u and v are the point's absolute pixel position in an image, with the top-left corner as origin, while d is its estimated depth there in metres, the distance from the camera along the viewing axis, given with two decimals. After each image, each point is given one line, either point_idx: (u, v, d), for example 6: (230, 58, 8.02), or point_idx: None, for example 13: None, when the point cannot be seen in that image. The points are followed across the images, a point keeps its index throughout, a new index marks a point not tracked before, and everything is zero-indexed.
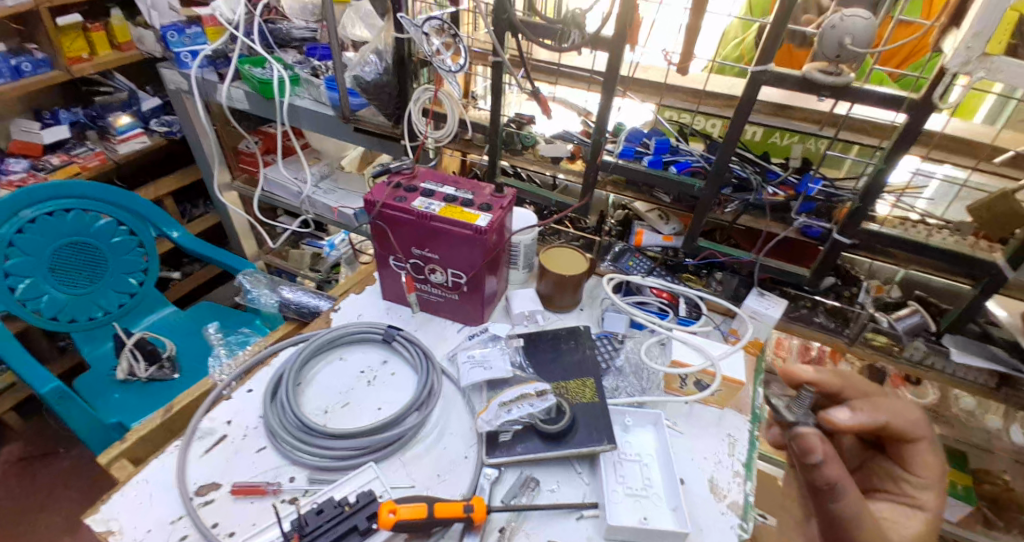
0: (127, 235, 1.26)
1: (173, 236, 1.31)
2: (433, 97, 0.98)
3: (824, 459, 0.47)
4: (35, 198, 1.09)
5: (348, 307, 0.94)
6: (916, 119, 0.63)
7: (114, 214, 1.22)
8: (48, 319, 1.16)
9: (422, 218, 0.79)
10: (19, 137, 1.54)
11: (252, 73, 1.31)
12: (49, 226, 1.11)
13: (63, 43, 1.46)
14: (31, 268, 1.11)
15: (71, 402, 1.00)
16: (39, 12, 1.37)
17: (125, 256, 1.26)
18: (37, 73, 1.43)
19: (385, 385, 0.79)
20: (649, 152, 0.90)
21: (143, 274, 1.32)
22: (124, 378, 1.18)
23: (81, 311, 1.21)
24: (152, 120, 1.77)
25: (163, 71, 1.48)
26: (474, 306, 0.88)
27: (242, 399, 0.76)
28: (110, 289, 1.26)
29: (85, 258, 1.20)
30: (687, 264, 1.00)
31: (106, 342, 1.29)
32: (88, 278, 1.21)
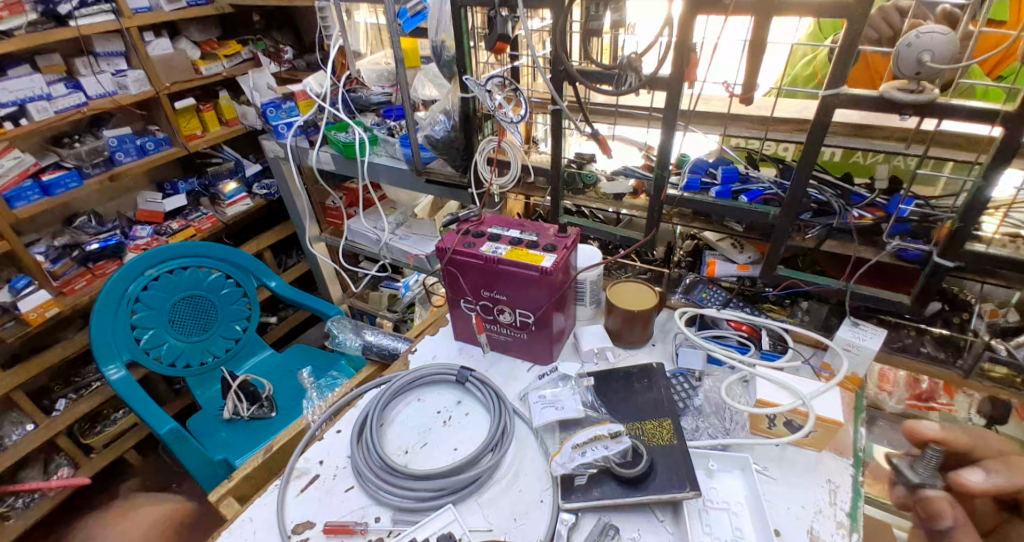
0: (233, 286, 1.43)
1: (271, 286, 1.46)
2: (497, 147, 1.04)
3: (955, 525, 0.58)
4: (158, 259, 1.27)
5: (422, 348, 0.99)
6: (1014, 131, 0.58)
7: (222, 269, 1.40)
8: (168, 364, 1.32)
9: (489, 262, 0.83)
10: (145, 206, 1.80)
11: (337, 138, 1.46)
12: (171, 283, 1.29)
13: (180, 122, 1.73)
14: (155, 319, 1.28)
15: (184, 443, 1.14)
16: (161, 99, 1.63)
17: (231, 304, 1.43)
18: (157, 150, 1.70)
19: (460, 426, 0.81)
20: (716, 183, 0.88)
21: (246, 320, 1.47)
22: (229, 416, 1.32)
23: (196, 356, 1.38)
24: (254, 184, 2.02)
25: (264, 142, 1.69)
26: (543, 345, 0.89)
27: (332, 439, 0.81)
28: (219, 336, 1.42)
29: (198, 309, 1.37)
30: (768, 294, 0.95)
31: (216, 384, 1.44)
32: (202, 326, 1.38)
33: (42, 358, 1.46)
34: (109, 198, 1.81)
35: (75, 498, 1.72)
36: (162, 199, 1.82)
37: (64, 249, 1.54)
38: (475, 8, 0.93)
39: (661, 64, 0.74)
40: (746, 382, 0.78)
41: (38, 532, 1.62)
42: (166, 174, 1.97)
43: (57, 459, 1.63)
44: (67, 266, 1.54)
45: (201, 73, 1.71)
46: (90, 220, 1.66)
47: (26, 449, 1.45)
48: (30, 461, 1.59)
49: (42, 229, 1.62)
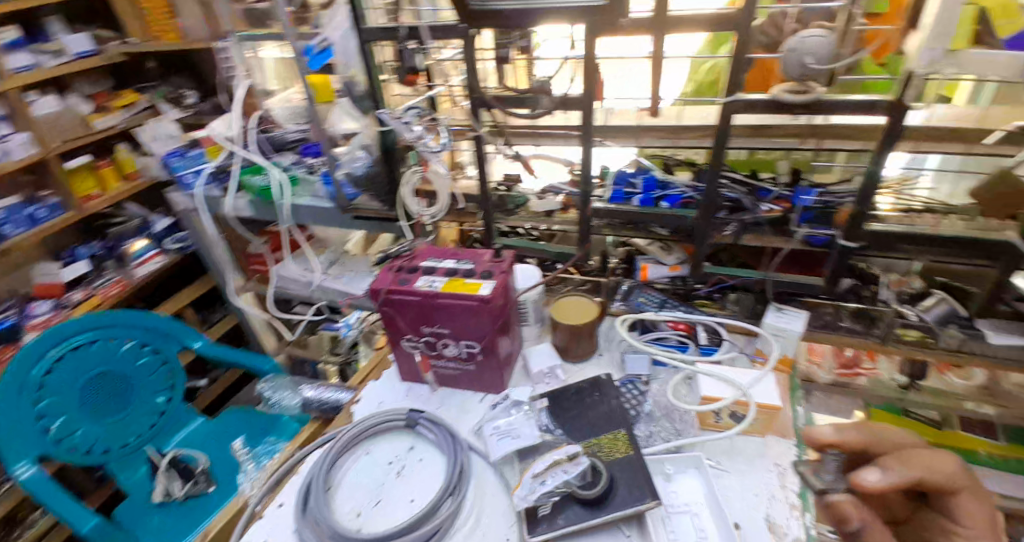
0: (151, 354, 1.28)
1: (195, 347, 1.34)
2: (423, 177, 1.03)
3: (863, 527, 0.60)
4: (60, 336, 1.11)
5: (367, 396, 0.93)
6: (896, 119, 0.65)
7: (135, 337, 1.25)
8: (83, 453, 1.16)
9: (425, 298, 0.80)
10: (43, 280, 1.61)
11: (253, 182, 1.38)
12: (77, 361, 1.13)
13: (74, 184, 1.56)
14: (63, 405, 1.12)
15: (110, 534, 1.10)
16: (49, 162, 1.47)
17: (150, 376, 1.28)
18: (51, 217, 1.52)
19: (414, 475, 0.77)
20: (637, 191, 0.92)
21: (170, 390, 1.33)
22: (160, 499, 1.19)
23: (115, 439, 1.22)
24: (165, 238, 1.84)
25: (170, 195, 1.56)
26: (492, 374, 0.87)
27: (274, 515, 0.74)
28: (140, 412, 1.27)
29: (113, 385, 1.21)
30: (699, 290, 0.99)
31: (142, 466, 1.29)
32: (118, 405, 1.22)
33: None
34: None
35: None
36: (59, 268, 1.63)
37: None
38: (384, 42, 0.92)
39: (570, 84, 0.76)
40: (691, 381, 0.81)
41: None
42: (62, 242, 1.78)
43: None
44: None
45: (94, 127, 1.57)
46: None
47: None
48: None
49: None
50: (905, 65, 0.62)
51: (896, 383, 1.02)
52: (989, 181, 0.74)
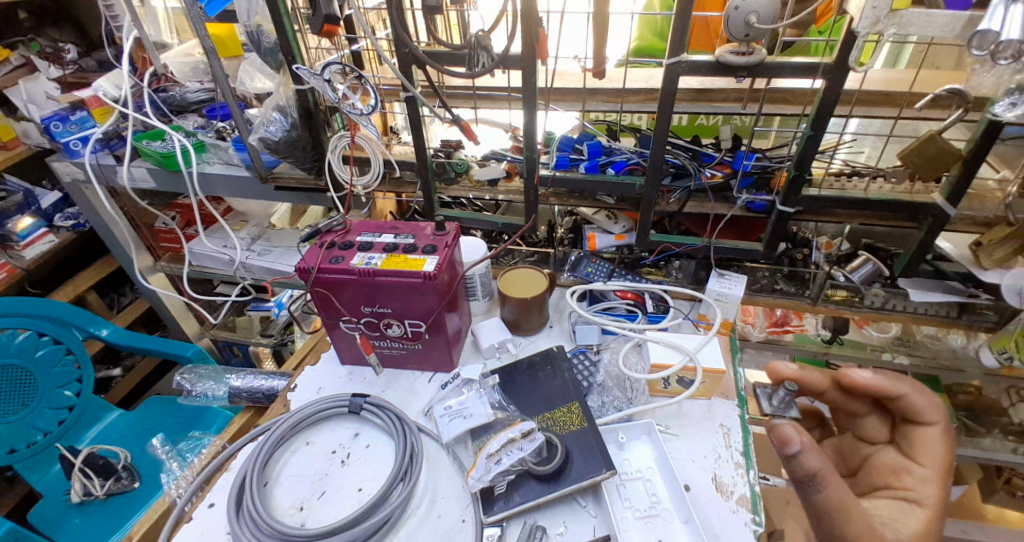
0: (52, 344, 1.12)
1: (102, 335, 1.18)
2: (351, 143, 0.92)
3: (802, 451, 0.55)
4: None
5: (304, 383, 0.86)
6: (834, 82, 0.66)
7: (32, 326, 1.09)
8: None
9: (364, 276, 0.74)
10: None
11: (150, 148, 1.22)
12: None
13: None
14: None
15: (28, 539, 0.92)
16: None
17: (53, 368, 1.13)
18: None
19: (361, 462, 0.73)
20: (583, 158, 0.89)
21: (78, 383, 1.19)
22: (80, 499, 1.06)
23: (17, 439, 1.08)
24: (55, 216, 1.64)
25: (52, 163, 1.34)
26: (440, 353, 0.84)
27: (205, 516, 0.67)
28: (44, 409, 1.12)
29: (9, 382, 1.05)
30: (646, 260, 0.98)
31: (54, 465, 1.16)
32: (18, 402, 1.07)
33: None
34: None
35: None
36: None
37: None
38: None
39: (510, 41, 0.71)
40: (639, 348, 0.81)
41: None
42: None
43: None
44: None
45: None
46: None
47: None
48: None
49: None
50: (847, 25, 0.62)
51: (821, 338, 1.10)
52: (916, 145, 0.71)
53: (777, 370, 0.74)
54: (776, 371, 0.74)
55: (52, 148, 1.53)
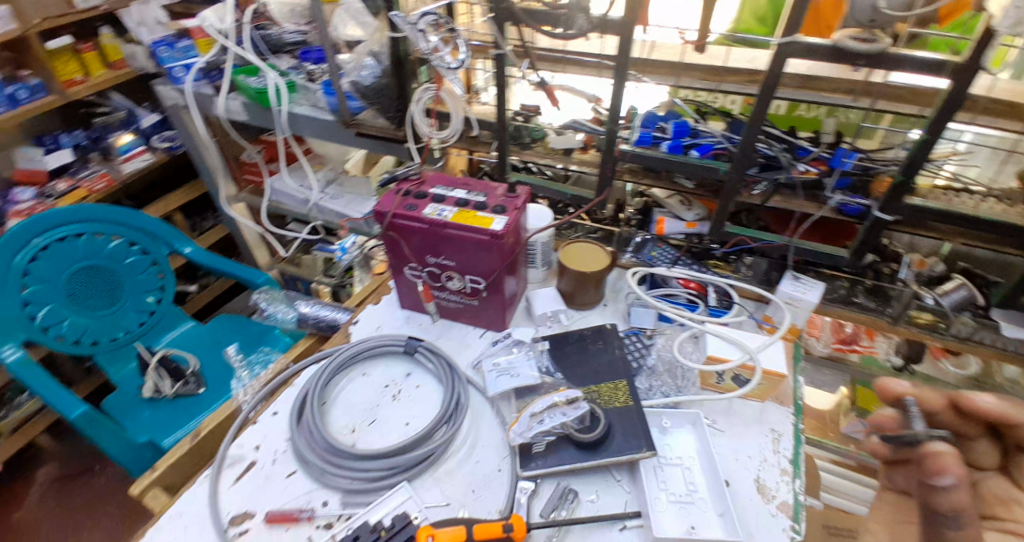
0: (139, 254, 1.27)
1: (184, 253, 1.27)
2: (435, 96, 0.93)
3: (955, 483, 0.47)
4: (43, 226, 1.10)
5: (366, 319, 0.92)
6: (960, 83, 0.60)
7: (123, 235, 1.24)
8: (71, 342, 1.17)
9: (433, 226, 0.76)
10: (25, 165, 1.63)
11: (247, 83, 1.30)
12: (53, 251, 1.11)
13: (57, 67, 1.45)
14: (49, 294, 1.12)
15: (101, 423, 1.04)
16: (30, 39, 1.36)
17: (138, 275, 1.27)
18: (31, 99, 1.42)
19: (410, 400, 0.77)
20: (667, 137, 0.84)
21: (159, 292, 1.33)
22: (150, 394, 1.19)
23: (104, 333, 1.23)
24: (153, 136, 1.81)
25: (158, 87, 1.46)
26: (495, 311, 0.85)
27: (268, 423, 0.74)
28: (129, 310, 1.28)
29: (101, 282, 1.21)
30: (715, 251, 0.95)
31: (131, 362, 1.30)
32: (107, 300, 1.23)
33: None
34: None
35: None
36: (43, 155, 1.64)
37: None
38: None
39: None
40: (696, 338, 0.79)
41: None
42: (45, 126, 1.78)
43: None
44: None
45: (76, 6, 1.41)
46: None
47: None
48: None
49: None
50: (986, 22, 0.55)
51: (892, 364, 1.07)
52: None
53: (888, 384, 0.59)
54: (882, 389, 0.60)
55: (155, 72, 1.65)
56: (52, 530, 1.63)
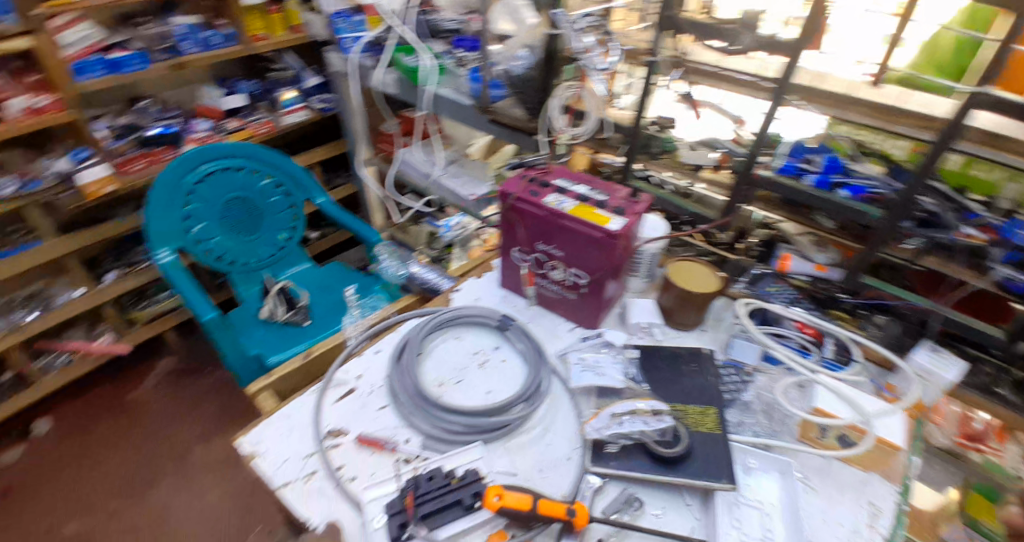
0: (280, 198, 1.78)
1: (312, 202, 1.77)
2: (576, 94, 0.96)
3: None
4: (213, 161, 1.62)
5: (467, 289, 0.98)
6: None
7: (271, 181, 1.75)
8: (216, 255, 1.70)
9: (551, 215, 0.79)
10: (206, 102, 1.94)
11: (405, 62, 1.45)
12: (219, 178, 1.64)
13: (250, 22, 1.85)
14: (207, 212, 1.64)
15: (220, 327, 1.51)
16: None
17: (275, 213, 1.79)
18: (224, 45, 1.80)
19: (496, 370, 0.81)
20: (815, 170, 0.80)
21: (289, 231, 1.84)
22: (266, 315, 1.70)
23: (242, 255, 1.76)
24: (313, 96, 2.05)
25: (331, 54, 1.67)
26: (590, 309, 0.86)
27: (370, 358, 0.82)
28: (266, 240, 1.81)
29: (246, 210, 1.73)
30: (843, 301, 0.88)
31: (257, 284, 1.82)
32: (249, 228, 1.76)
33: (98, 230, 1.74)
34: (171, 86, 1.97)
35: (116, 363, 2.07)
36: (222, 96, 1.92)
37: (126, 129, 1.74)
38: None
39: None
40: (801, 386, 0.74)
41: (92, 387, 1.99)
42: (228, 72, 2.09)
43: (102, 327, 1.96)
44: (130, 145, 1.73)
45: None
46: (151, 106, 1.84)
47: (78, 307, 1.77)
48: (77, 323, 1.95)
49: (106, 105, 1.82)
50: None
51: None
52: None
53: None
54: None
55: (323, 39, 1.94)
56: (162, 413, 1.93)
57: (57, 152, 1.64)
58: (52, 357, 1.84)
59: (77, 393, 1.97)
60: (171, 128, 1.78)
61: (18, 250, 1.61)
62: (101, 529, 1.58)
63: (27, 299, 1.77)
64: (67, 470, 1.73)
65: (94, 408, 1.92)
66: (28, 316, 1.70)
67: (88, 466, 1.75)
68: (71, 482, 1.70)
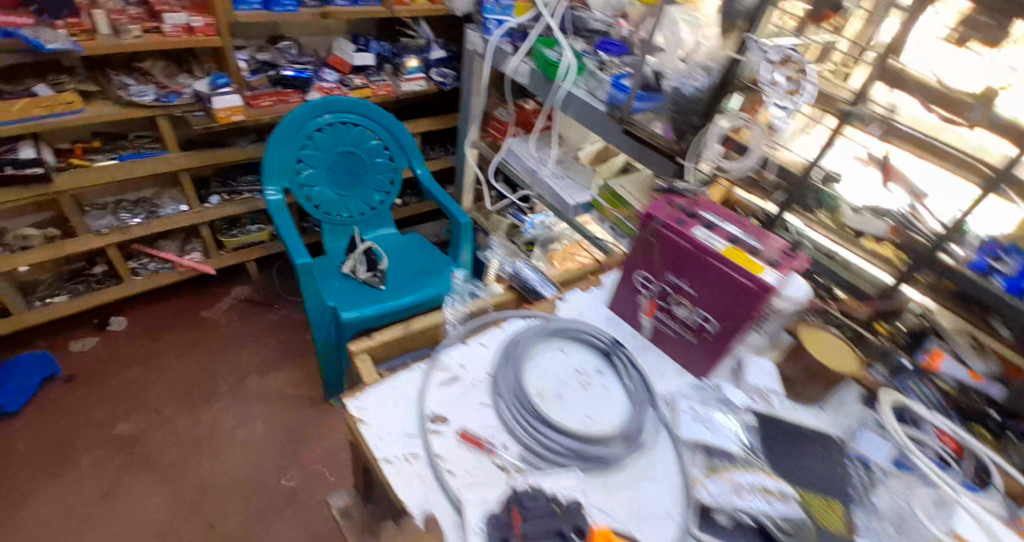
0: (386, 159, 1.96)
1: (413, 170, 1.93)
2: (743, 127, 0.90)
3: None
4: (333, 111, 1.80)
5: (572, 301, 0.96)
6: None
7: (382, 140, 1.93)
8: (314, 204, 1.88)
9: (697, 250, 0.75)
10: (338, 54, 2.01)
11: (546, 54, 1.45)
12: (337, 131, 1.82)
13: None
14: (317, 160, 1.83)
15: (309, 275, 1.59)
16: None
17: (377, 174, 1.97)
18: (368, 3, 1.88)
19: (598, 395, 0.78)
20: (1006, 271, 0.70)
21: (384, 195, 2.02)
22: (348, 272, 1.82)
23: (335, 208, 1.94)
24: (433, 69, 2.11)
25: (469, 32, 1.71)
26: (704, 356, 0.82)
27: (475, 349, 0.82)
28: (359, 199, 1.98)
29: (350, 164, 1.91)
30: (990, 417, 0.79)
31: (344, 238, 1.98)
32: (350, 183, 1.94)
33: (219, 154, 1.84)
34: (311, 33, 2.06)
35: (198, 282, 2.20)
36: (353, 51, 1.98)
37: (263, 65, 1.83)
38: None
39: None
40: (941, 503, 0.68)
41: (169, 297, 2.12)
42: (364, 30, 2.17)
43: (194, 244, 2.08)
44: (262, 82, 1.82)
45: None
46: (291, 48, 1.94)
47: (182, 221, 1.90)
48: (174, 235, 2.07)
49: (252, 38, 1.94)
50: None
51: None
52: None
53: None
54: None
55: (460, 14, 2.02)
56: (229, 336, 2.03)
57: (200, 74, 1.75)
58: (144, 261, 1.97)
59: (157, 299, 2.10)
60: (304, 74, 1.87)
61: (145, 157, 1.73)
62: (153, 432, 1.67)
63: (134, 203, 1.89)
64: (130, 369, 1.84)
65: (167, 317, 2.05)
66: (134, 220, 1.82)
67: (152, 370, 1.85)
68: (132, 381, 1.80)
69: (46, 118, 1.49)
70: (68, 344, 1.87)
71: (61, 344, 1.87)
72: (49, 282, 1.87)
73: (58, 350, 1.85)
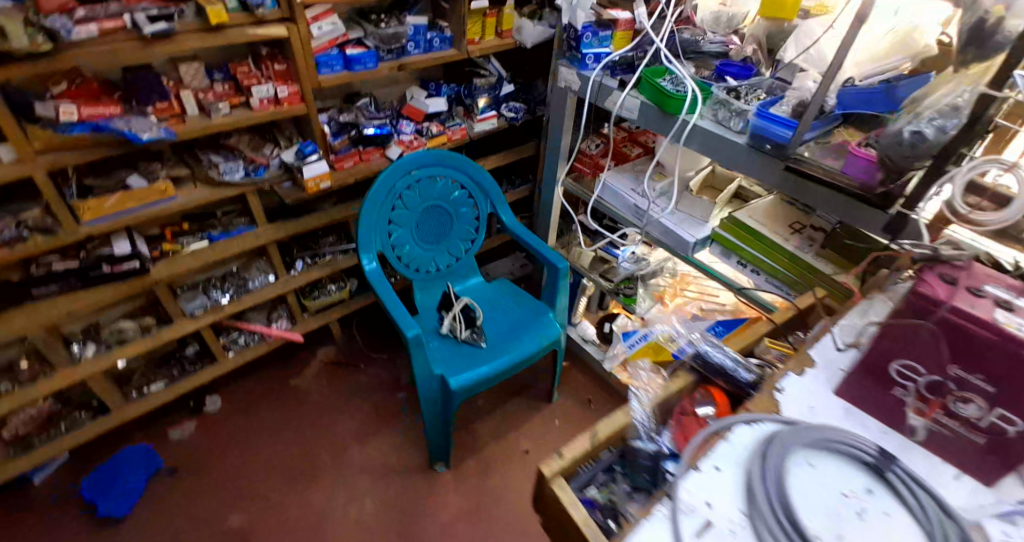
0: (470, 208, 1.85)
1: (502, 217, 1.82)
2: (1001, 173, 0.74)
3: None
4: (420, 166, 1.72)
5: (793, 392, 0.79)
6: None
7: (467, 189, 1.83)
8: (402, 262, 1.79)
9: (1007, 342, 0.60)
10: (410, 103, 1.91)
11: (661, 86, 1.30)
12: (423, 187, 1.74)
13: (470, 25, 1.78)
14: (406, 219, 1.74)
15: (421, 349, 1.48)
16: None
17: (463, 224, 1.87)
18: (441, 48, 1.79)
19: (886, 530, 0.62)
20: None
21: (469, 244, 1.92)
22: (446, 332, 1.72)
23: (422, 264, 1.84)
24: (502, 105, 2.01)
25: (562, 70, 1.59)
26: (998, 460, 0.67)
27: (713, 478, 0.67)
28: (444, 251, 1.88)
29: (438, 219, 1.82)
30: None
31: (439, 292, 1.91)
32: (436, 237, 1.84)
33: (304, 223, 1.77)
34: (383, 85, 2.01)
35: (283, 349, 2.15)
36: (426, 99, 1.88)
37: (344, 126, 1.76)
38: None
39: None
40: None
41: (257, 370, 2.06)
42: (430, 75, 2.11)
43: (279, 312, 2.02)
44: (344, 143, 1.74)
45: None
46: (369, 104, 1.86)
47: (271, 293, 1.84)
48: (259, 306, 2.02)
49: (327, 98, 1.89)
50: None
51: None
52: None
53: None
54: None
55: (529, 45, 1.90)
56: (322, 404, 1.96)
57: (284, 143, 1.69)
58: (235, 336, 1.91)
59: (246, 373, 2.05)
60: (384, 129, 1.78)
61: (233, 235, 1.68)
62: (264, 523, 1.59)
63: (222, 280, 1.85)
64: (231, 454, 1.78)
65: (259, 391, 1.99)
66: (224, 297, 1.77)
67: (252, 452, 1.79)
68: (235, 467, 1.74)
69: (139, 211, 1.44)
70: (167, 433, 1.83)
71: (160, 433, 1.83)
72: (143, 370, 1.83)
73: (158, 440, 1.81)
